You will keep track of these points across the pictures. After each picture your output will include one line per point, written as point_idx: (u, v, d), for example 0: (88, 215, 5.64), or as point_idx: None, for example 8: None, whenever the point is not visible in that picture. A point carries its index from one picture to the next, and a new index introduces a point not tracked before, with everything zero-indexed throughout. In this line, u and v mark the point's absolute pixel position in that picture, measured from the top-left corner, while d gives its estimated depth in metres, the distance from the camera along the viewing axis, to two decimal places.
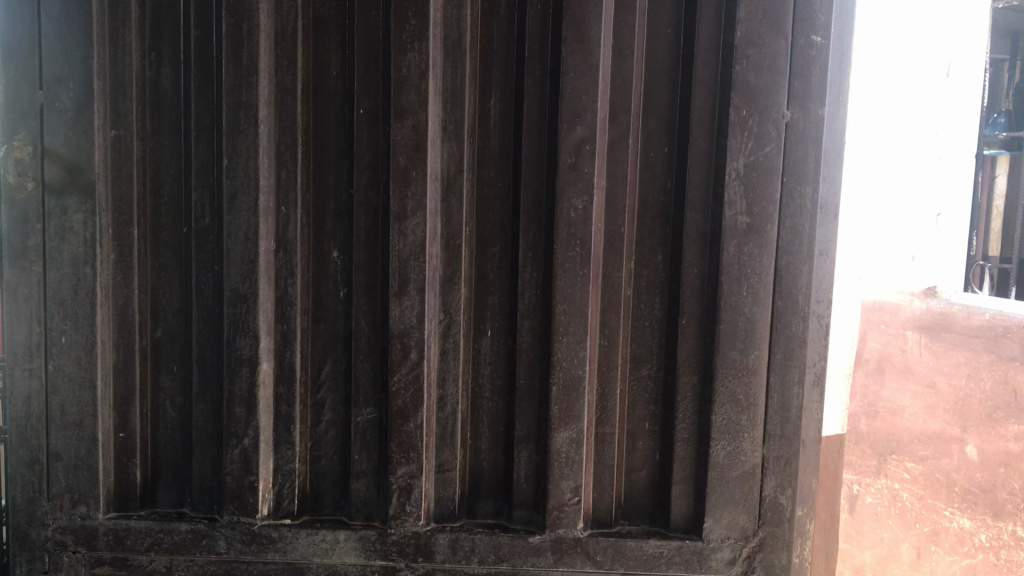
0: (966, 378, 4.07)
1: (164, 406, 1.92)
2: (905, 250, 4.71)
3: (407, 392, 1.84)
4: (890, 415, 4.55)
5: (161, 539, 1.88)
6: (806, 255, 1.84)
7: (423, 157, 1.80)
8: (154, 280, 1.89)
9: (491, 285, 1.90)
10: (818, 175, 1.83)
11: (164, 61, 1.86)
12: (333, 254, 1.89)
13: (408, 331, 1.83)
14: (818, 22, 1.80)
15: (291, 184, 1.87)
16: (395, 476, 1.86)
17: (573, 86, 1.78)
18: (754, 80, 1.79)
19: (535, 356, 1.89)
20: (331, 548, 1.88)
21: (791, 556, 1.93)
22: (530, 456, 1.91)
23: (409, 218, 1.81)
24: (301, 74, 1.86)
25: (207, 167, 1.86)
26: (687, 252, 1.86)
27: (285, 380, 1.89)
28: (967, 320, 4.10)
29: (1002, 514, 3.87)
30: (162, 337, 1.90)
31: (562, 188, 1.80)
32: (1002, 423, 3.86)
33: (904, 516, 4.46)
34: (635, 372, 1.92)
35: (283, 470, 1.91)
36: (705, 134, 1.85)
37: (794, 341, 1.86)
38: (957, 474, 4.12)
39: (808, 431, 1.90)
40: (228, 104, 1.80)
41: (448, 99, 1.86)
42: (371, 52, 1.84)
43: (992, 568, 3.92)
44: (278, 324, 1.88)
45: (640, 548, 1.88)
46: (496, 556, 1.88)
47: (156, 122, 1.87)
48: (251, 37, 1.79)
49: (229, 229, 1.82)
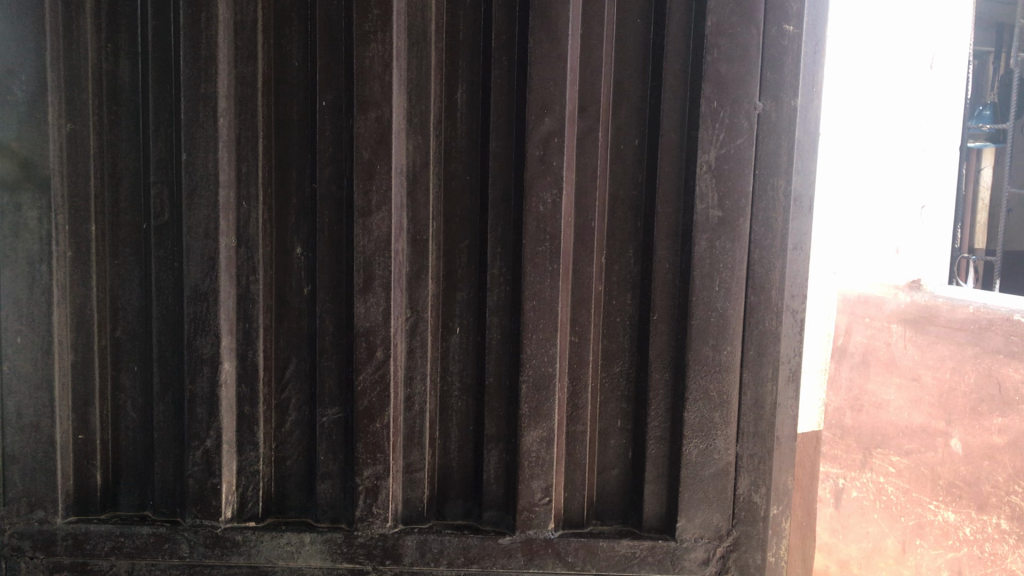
0: (950, 370, 4.16)
1: (125, 407, 1.87)
2: (889, 243, 4.85)
3: (373, 391, 1.80)
4: (874, 409, 4.66)
5: (122, 543, 1.83)
6: (779, 249, 1.81)
7: (387, 150, 1.76)
8: (113, 278, 1.85)
9: (459, 281, 1.86)
10: (791, 168, 1.80)
11: (122, 53, 1.81)
12: (296, 251, 1.84)
13: (374, 329, 1.78)
14: (790, 10, 1.76)
15: (252, 178, 1.82)
16: (362, 477, 1.82)
17: (541, 77, 1.74)
18: (725, 70, 1.75)
19: (505, 353, 1.85)
20: (296, 552, 1.83)
21: (766, 555, 1.89)
22: (501, 456, 1.87)
23: (373, 214, 1.76)
24: (262, 66, 1.81)
25: (166, 163, 1.81)
26: (658, 246, 1.83)
27: (247, 379, 1.84)
28: (952, 312, 4.21)
29: (986, 507, 3.95)
30: (122, 337, 1.86)
31: (530, 181, 1.76)
32: (986, 415, 3.96)
33: (890, 509, 4.55)
34: (608, 369, 1.88)
35: (247, 471, 1.86)
36: (676, 126, 1.81)
37: (767, 337, 1.82)
38: (941, 467, 4.22)
39: (783, 429, 1.88)
40: (187, 96, 1.75)
41: (412, 90, 1.81)
42: (335, 42, 1.79)
43: (977, 560, 4.02)
44: (240, 322, 1.84)
45: (612, 549, 1.85)
46: (465, 558, 1.84)
47: (113, 115, 1.82)
48: (210, 28, 1.74)
49: (189, 225, 1.78)
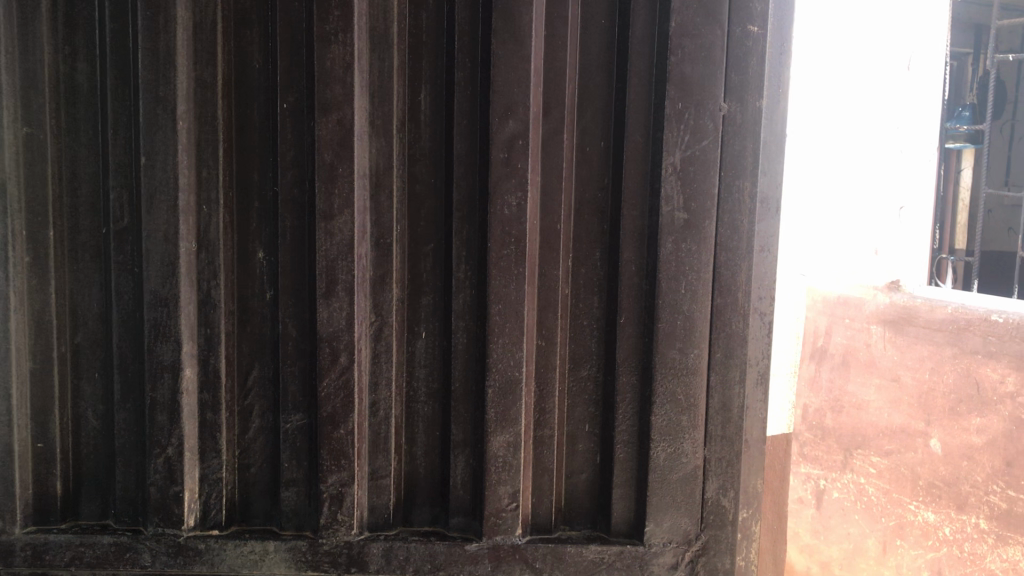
0: (930, 371, 4.34)
1: (85, 415, 1.85)
2: (868, 245, 4.96)
3: (337, 397, 1.77)
4: (854, 410, 4.84)
5: (82, 553, 1.80)
6: (745, 251, 1.80)
7: (349, 153, 1.74)
8: (72, 283, 1.82)
9: (425, 285, 1.84)
10: (757, 170, 1.79)
11: (79, 55, 1.78)
12: (258, 255, 1.82)
13: (337, 335, 1.76)
14: (754, 11, 1.75)
15: (212, 182, 1.79)
16: (327, 484, 1.79)
17: (504, 79, 1.72)
18: (689, 72, 1.74)
19: (471, 358, 1.83)
20: (260, 560, 1.81)
21: (735, 559, 1.88)
22: (467, 462, 1.85)
23: (336, 217, 1.74)
24: (222, 67, 1.78)
25: (125, 166, 1.78)
26: (623, 248, 1.81)
27: (209, 387, 1.82)
28: (930, 314, 4.38)
29: (965, 507, 4.11)
30: (82, 344, 1.83)
31: (495, 184, 1.74)
32: (965, 416, 4.11)
33: (870, 510, 4.72)
34: (575, 373, 1.87)
35: (210, 479, 1.84)
36: (641, 128, 1.79)
37: (733, 339, 1.82)
38: (921, 468, 4.37)
39: (752, 431, 1.88)
40: (146, 98, 1.72)
41: (374, 92, 1.79)
42: (295, 43, 1.77)
43: (956, 560, 4.18)
44: (201, 329, 1.81)
45: (580, 554, 1.83)
46: (432, 565, 1.82)
47: (71, 118, 1.79)
48: (168, 30, 1.72)
49: (148, 229, 1.75)
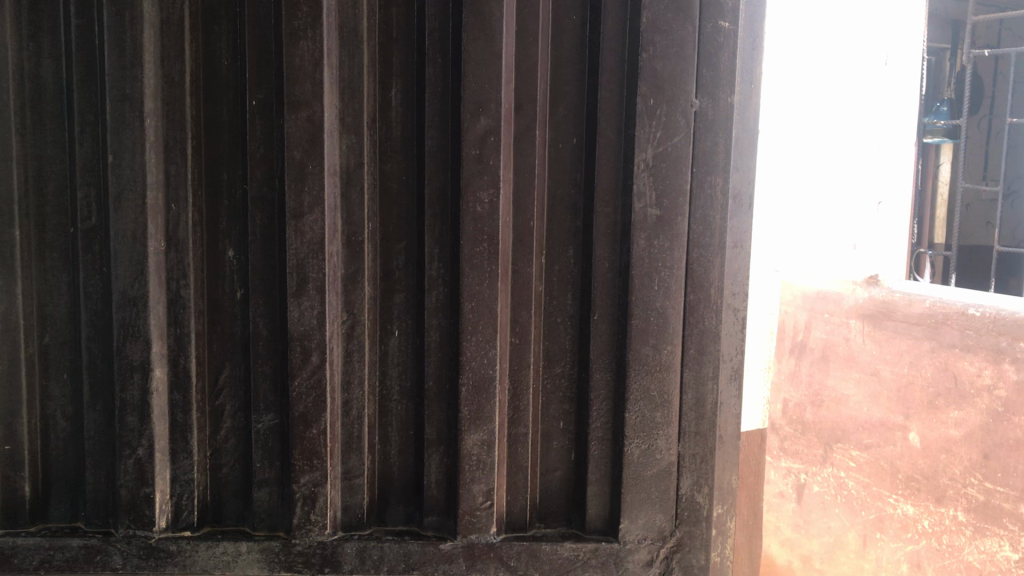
0: (908, 364, 4.37)
1: (54, 417, 1.82)
2: (848, 240, 5.16)
3: (309, 397, 1.76)
4: (835, 404, 4.87)
5: (52, 556, 1.79)
6: (718, 247, 1.80)
7: (319, 151, 1.72)
8: (40, 284, 1.79)
9: (397, 283, 1.83)
10: (729, 165, 1.79)
11: (44, 52, 1.75)
12: (228, 254, 1.81)
13: (309, 334, 1.75)
14: (725, 7, 1.75)
15: (181, 180, 1.77)
16: (299, 484, 1.78)
17: (475, 75, 1.71)
18: (660, 68, 1.73)
19: (444, 356, 1.82)
20: (233, 561, 1.80)
21: (709, 555, 1.89)
22: (442, 461, 1.84)
23: (306, 215, 1.73)
24: (189, 65, 1.76)
25: (92, 165, 1.76)
26: (596, 245, 1.81)
27: (180, 387, 1.80)
28: (907, 308, 4.41)
29: (944, 500, 4.14)
30: (50, 344, 1.81)
31: (466, 182, 1.73)
32: (943, 410, 4.15)
33: (851, 503, 4.74)
34: (550, 370, 1.86)
35: (182, 480, 1.82)
36: (613, 125, 1.79)
37: (707, 335, 1.82)
38: (900, 461, 4.40)
39: (727, 426, 1.91)
40: (113, 96, 1.70)
41: (345, 89, 1.77)
42: (265, 41, 1.75)
43: (935, 553, 4.21)
44: (171, 328, 1.79)
45: (555, 551, 1.83)
46: (406, 565, 1.81)
47: (37, 116, 1.77)
48: (135, 26, 1.69)
49: (116, 228, 1.73)
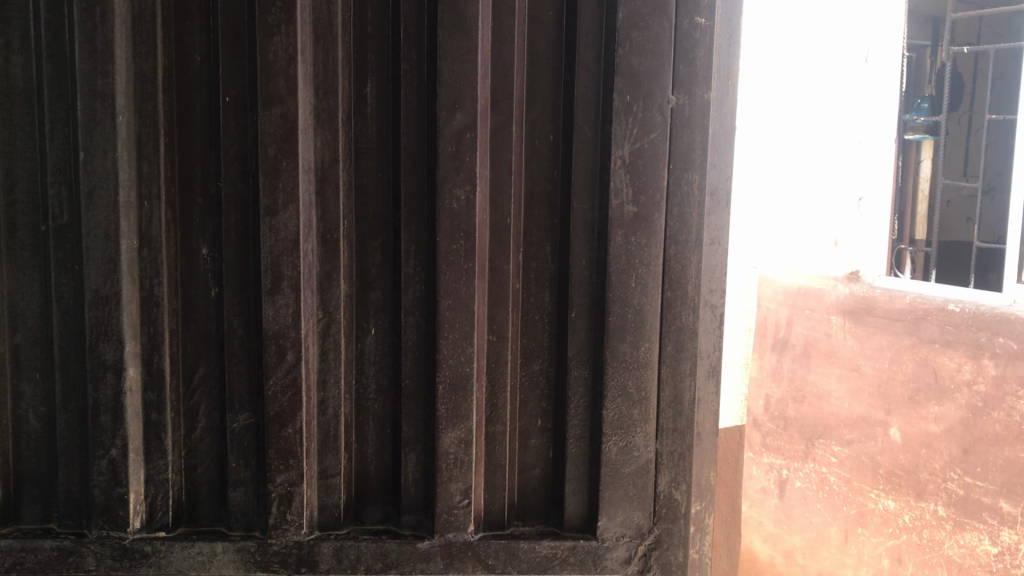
0: (889, 360, 4.71)
1: (25, 416, 1.80)
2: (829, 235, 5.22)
3: (285, 396, 1.75)
4: (816, 399, 5.21)
5: (24, 558, 1.77)
6: (695, 244, 1.80)
7: (293, 148, 1.71)
8: (10, 282, 1.77)
9: (373, 281, 1.82)
10: (705, 162, 1.79)
11: (14, 48, 1.73)
12: (202, 251, 1.79)
13: (284, 332, 1.74)
14: (701, 3, 1.75)
15: (154, 177, 1.75)
16: (275, 483, 1.77)
17: (450, 72, 1.70)
18: (637, 64, 1.73)
19: (420, 354, 1.81)
20: (208, 561, 1.78)
21: (687, 552, 1.89)
22: (419, 459, 1.84)
23: (280, 213, 1.71)
24: (162, 60, 1.74)
25: (64, 163, 1.74)
26: (574, 242, 1.80)
27: (153, 386, 1.78)
28: (889, 304, 4.74)
29: (925, 495, 4.46)
30: (21, 343, 1.78)
31: (442, 179, 1.72)
32: (924, 406, 4.46)
33: (833, 499, 5.08)
34: (528, 368, 1.86)
35: (156, 480, 1.80)
36: (590, 121, 1.78)
37: (684, 332, 1.82)
38: (882, 457, 4.73)
39: (704, 423, 1.89)
40: (83, 92, 1.68)
41: (319, 85, 1.75)
42: (239, 38, 1.74)
43: (914, 547, 4.55)
44: (144, 327, 1.77)
45: (533, 550, 1.82)
46: (383, 564, 1.80)
47: (7, 112, 1.74)
48: (106, 22, 1.67)
49: (88, 226, 1.71)
